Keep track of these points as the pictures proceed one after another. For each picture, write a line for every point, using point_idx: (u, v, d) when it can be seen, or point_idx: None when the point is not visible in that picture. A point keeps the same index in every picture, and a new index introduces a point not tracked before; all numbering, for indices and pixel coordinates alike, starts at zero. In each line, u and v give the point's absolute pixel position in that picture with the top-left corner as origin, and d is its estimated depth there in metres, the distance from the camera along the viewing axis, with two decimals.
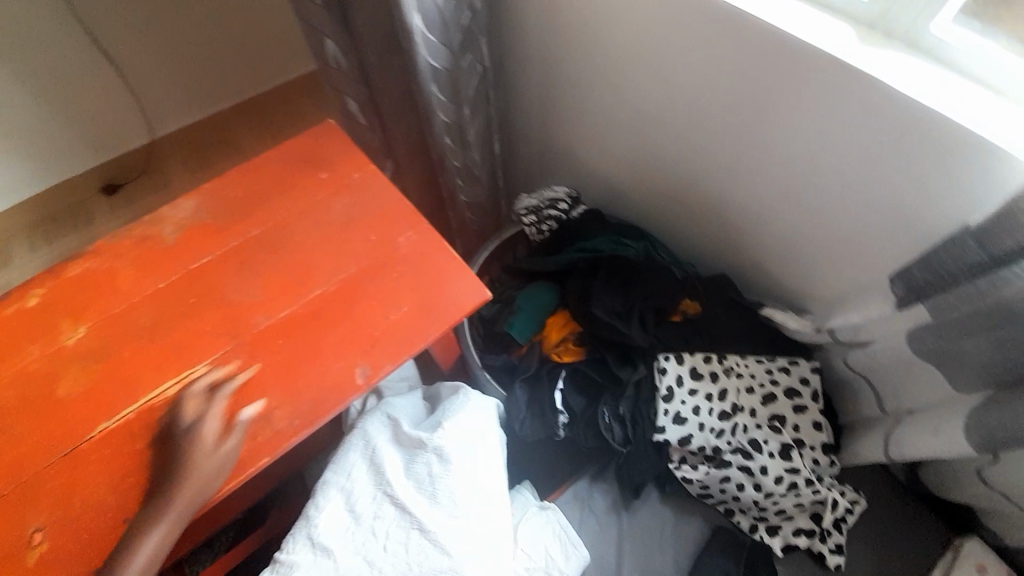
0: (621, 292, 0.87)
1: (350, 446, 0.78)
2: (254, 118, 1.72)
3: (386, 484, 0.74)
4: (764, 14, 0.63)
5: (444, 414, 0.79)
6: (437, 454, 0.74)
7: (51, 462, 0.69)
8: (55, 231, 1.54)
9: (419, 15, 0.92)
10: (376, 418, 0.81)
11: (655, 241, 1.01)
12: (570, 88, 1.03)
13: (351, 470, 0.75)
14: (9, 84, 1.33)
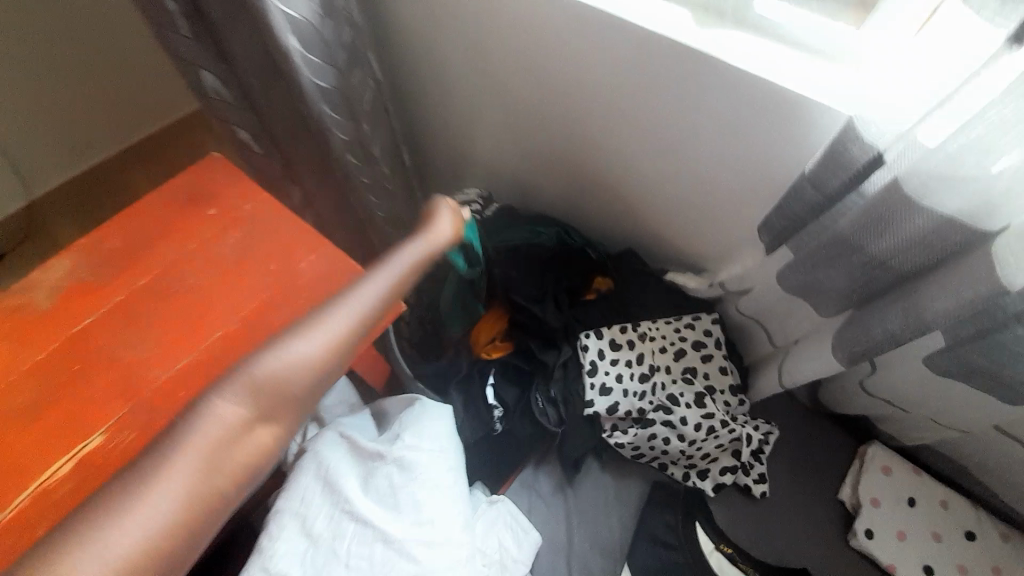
0: (536, 279, 0.92)
1: (303, 470, 0.77)
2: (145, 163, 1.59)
3: (345, 501, 0.75)
4: (609, 7, 0.68)
5: (402, 426, 0.80)
6: (399, 464, 0.76)
7: None
8: None
9: (293, 35, 0.90)
10: (326, 437, 0.80)
11: (565, 224, 1.05)
12: (461, 91, 1.04)
13: (307, 495, 0.75)
14: None
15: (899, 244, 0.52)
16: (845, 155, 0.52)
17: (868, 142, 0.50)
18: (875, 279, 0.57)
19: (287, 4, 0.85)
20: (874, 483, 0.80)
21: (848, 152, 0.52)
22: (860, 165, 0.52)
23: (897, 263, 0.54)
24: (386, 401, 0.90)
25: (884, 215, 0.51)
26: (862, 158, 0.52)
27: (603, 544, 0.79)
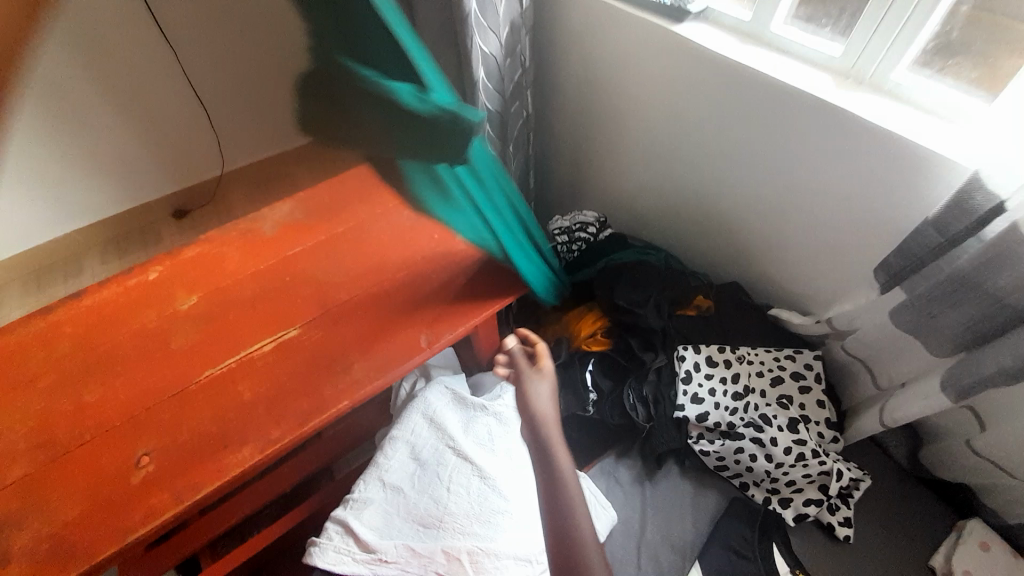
0: (639, 288, 1.00)
1: (412, 411, 0.92)
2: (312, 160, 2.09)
3: (449, 439, 0.88)
4: (760, 66, 0.82)
5: (502, 390, 0.96)
6: (497, 417, 0.91)
7: (160, 400, 0.79)
8: (127, 248, 1.83)
9: (482, 68, 1.14)
10: (434, 388, 0.96)
11: (671, 253, 1.16)
12: (601, 131, 1.23)
13: (415, 428, 0.90)
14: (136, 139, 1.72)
15: (1019, 282, 0.59)
16: (970, 203, 0.61)
17: (991, 191, 0.60)
18: (993, 317, 0.63)
19: (485, 43, 1.10)
20: (970, 557, 0.76)
21: (972, 199, 0.61)
22: (983, 211, 0.61)
23: (1014, 301, 0.60)
24: (482, 375, 1.06)
25: (1003, 255, 0.59)
26: (985, 206, 0.60)
27: (674, 539, 0.82)
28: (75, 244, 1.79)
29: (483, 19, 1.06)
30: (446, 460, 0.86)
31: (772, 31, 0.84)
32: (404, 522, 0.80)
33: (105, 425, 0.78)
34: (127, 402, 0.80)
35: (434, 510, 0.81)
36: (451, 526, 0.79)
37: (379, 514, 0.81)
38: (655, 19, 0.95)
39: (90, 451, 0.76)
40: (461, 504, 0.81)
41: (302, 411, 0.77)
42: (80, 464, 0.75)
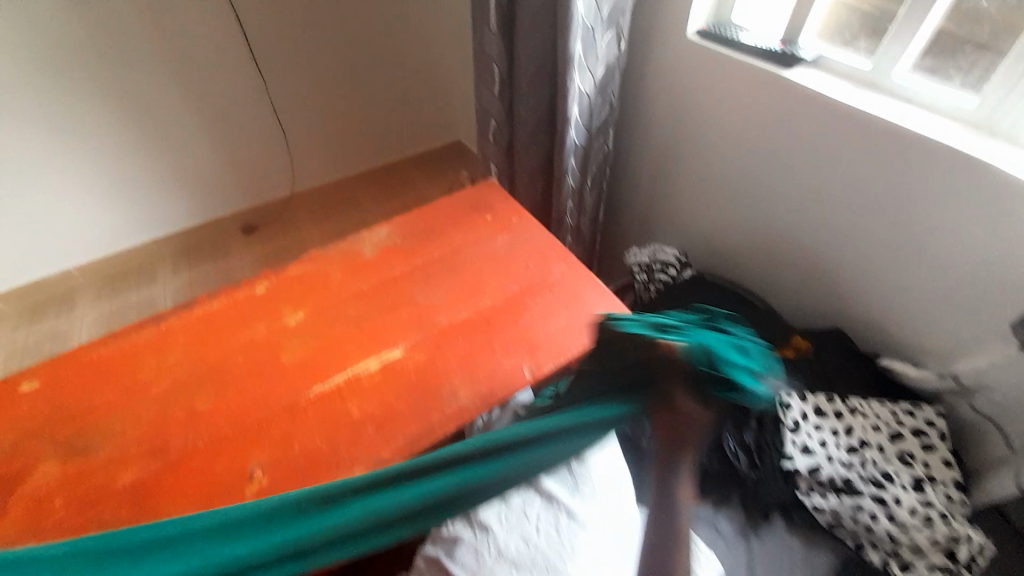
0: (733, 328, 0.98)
1: None
2: (372, 185, 2.43)
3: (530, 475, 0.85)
4: (880, 113, 0.85)
5: None
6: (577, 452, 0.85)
7: (273, 411, 0.81)
8: (197, 259, 2.13)
9: (575, 106, 1.19)
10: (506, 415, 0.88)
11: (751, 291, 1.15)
12: (685, 170, 1.25)
13: None
14: (221, 159, 2.06)
15: None
16: None
17: None
18: None
19: (582, 82, 1.15)
20: None
21: None
22: None
23: None
24: None
25: None
26: None
27: None
28: (152, 252, 2.11)
29: (585, 60, 1.12)
30: (531, 498, 0.83)
31: (891, 79, 0.88)
32: (494, 561, 0.77)
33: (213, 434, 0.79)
34: (237, 412, 0.81)
35: (524, 549, 0.78)
36: (543, 566, 0.76)
37: (469, 553, 0.78)
38: (764, 64, 0.98)
39: (200, 461, 0.76)
40: (552, 544, 0.78)
41: (410, 435, 0.78)
42: (192, 469, 0.75)
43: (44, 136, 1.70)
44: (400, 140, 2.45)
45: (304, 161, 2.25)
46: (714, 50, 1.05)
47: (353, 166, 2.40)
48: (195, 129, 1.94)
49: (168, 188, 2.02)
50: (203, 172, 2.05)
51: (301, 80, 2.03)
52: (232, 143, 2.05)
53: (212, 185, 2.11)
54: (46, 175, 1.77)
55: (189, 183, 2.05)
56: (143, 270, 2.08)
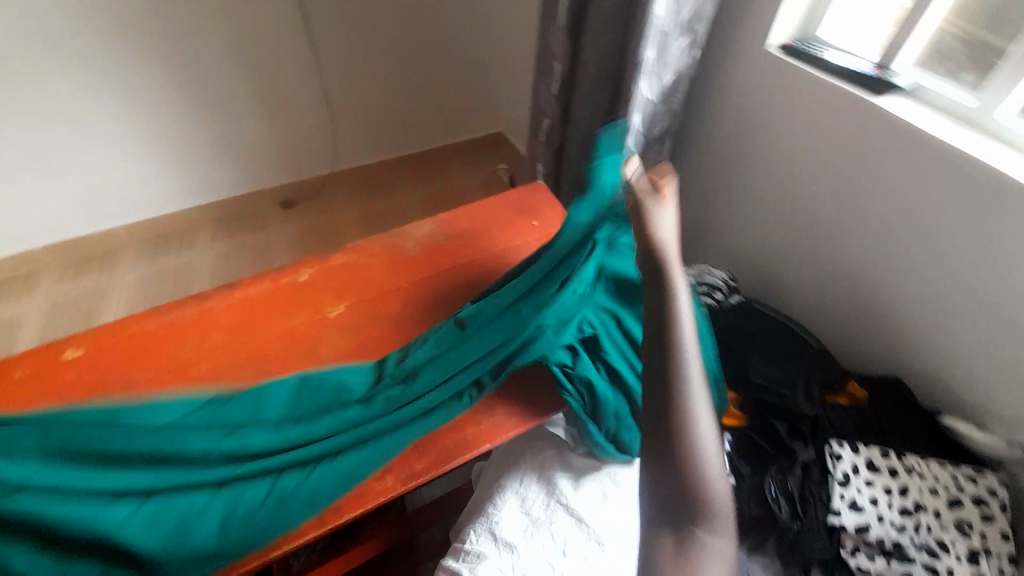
0: (781, 364, 0.97)
1: (524, 462, 0.88)
2: (412, 170, 2.43)
3: (559, 494, 0.83)
4: (981, 155, 0.79)
5: None
6: (611, 475, 0.84)
7: None
8: (236, 229, 2.16)
9: (639, 114, 1.13)
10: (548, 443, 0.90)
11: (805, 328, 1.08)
12: (744, 191, 1.19)
13: (523, 478, 0.86)
14: (269, 132, 2.08)
15: None
16: None
17: None
18: None
19: (649, 89, 1.10)
20: None
21: None
22: None
23: None
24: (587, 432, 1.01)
25: None
26: None
27: None
28: (193, 218, 2.15)
29: (655, 66, 1.07)
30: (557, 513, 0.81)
31: (995, 119, 0.82)
32: None
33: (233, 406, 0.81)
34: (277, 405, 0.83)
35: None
36: None
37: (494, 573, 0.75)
38: (854, 88, 0.92)
39: None
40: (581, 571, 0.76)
41: (443, 448, 0.79)
42: None
43: (103, 96, 1.74)
44: (444, 126, 2.42)
45: (347, 140, 2.25)
46: (796, 67, 0.99)
47: (395, 149, 2.38)
48: (246, 100, 1.96)
49: (216, 156, 2.05)
50: (250, 143, 2.08)
51: (352, 59, 2.02)
52: (281, 117, 2.06)
53: (256, 157, 2.13)
54: (103, 135, 1.82)
55: (235, 153, 2.08)
56: (184, 235, 2.13)
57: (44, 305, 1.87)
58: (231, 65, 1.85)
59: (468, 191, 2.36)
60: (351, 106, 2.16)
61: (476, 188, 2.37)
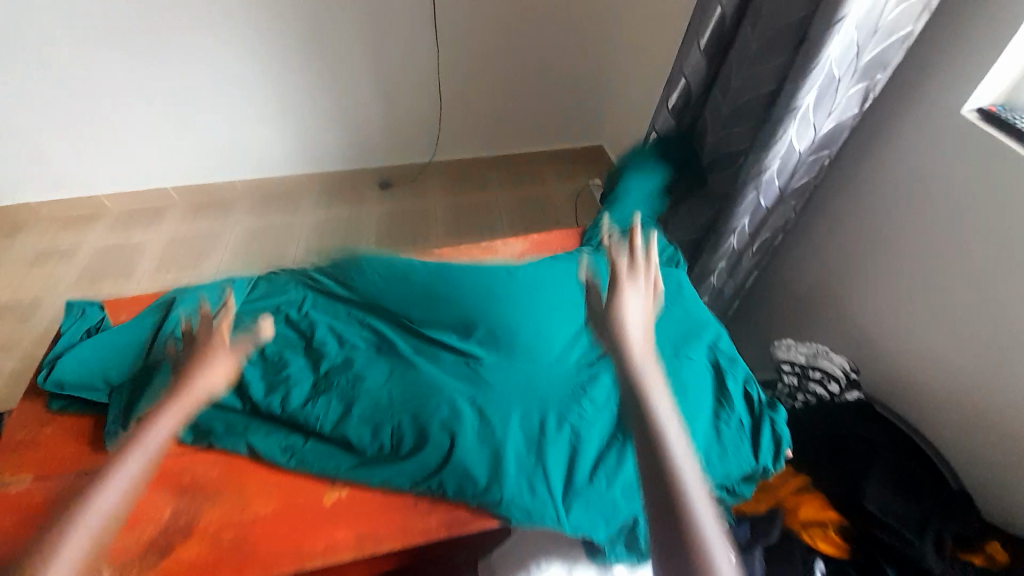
0: (901, 496, 0.84)
1: None
2: (507, 171, 2.40)
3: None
4: None
5: None
6: None
7: None
8: (336, 202, 2.27)
9: (778, 161, 0.99)
10: None
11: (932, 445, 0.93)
12: (889, 269, 1.01)
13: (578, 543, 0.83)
14: (382, 114, 2.15)
15: None
16: None
17: None
18: None
19: (798, 137, 0.96)
20: None
21: None
22: None
23: None
24: None
25: None
26: None
27: None
28: (300, 185, 2.28)
29: (812, 112, 0.93)
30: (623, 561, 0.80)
31: None
32: None
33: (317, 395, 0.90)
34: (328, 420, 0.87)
35: None
36: None
37: None
38: None
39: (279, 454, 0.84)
40: None
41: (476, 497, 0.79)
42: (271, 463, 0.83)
43: (247, 62, 1.90)
44: (547, 131, 2.36)
45: (450, 132, 2.27)
46: (995, 138, 0.81)
47: (493, 148, 2.37)
48: (365, 81, 2.04)
49: (329, 130, 2.15)
50: (362, 123, 2.16)
51: (472, 53, 2.04)
52: (396, 103, 2.13)
53: (365, 136, 2.21)
54: (240, 98, 1.99)
55: (346, 130, 2.17)
56: (289, 197, 2.27)
57: (164, 240, 2.08)
58: (359, 48, 1.94)
59: (557, 201, 2.28)
60: (461, 100, 2.17)
61: (566, 199, 2.29)
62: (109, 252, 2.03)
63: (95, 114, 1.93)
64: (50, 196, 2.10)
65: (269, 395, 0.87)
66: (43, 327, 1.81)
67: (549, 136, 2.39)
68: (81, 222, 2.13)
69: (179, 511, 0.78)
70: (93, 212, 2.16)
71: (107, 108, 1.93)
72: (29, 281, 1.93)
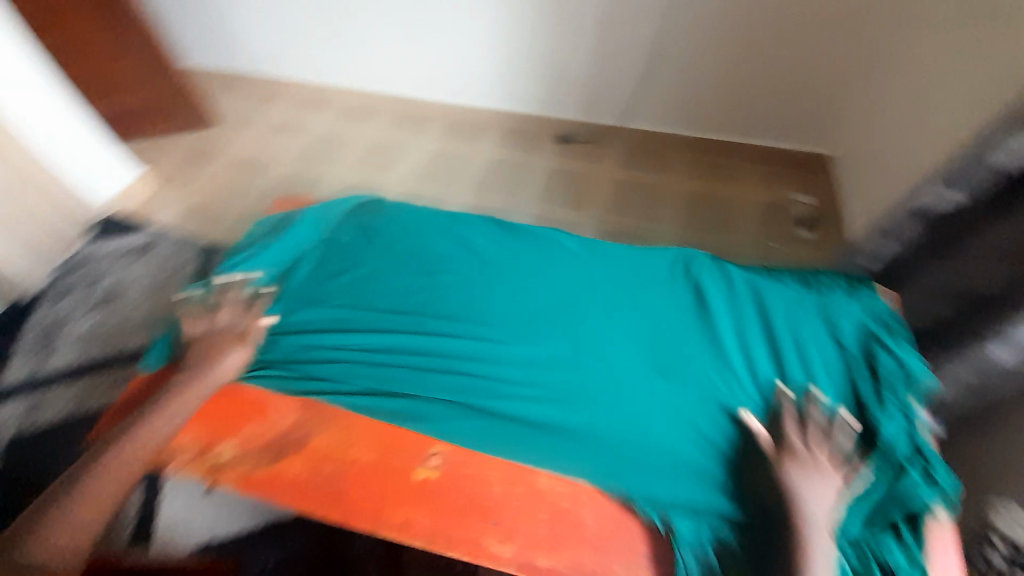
0: None
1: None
2: (704, 160, 2.42)
3: None
4: None
5: None
6: None
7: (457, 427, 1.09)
8: (532, 143, 2.57)
9: None
10: None
11: None
12: None
13: None
14: (599, 68, 2.31)
15: None
16: None
17: None
18: None
19: None
20: None
21: None
22: None
23: None
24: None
25: None
26: None
27: None
28: (461, 100, 2.64)
29: None
30: None
31: None
32: None
33: (392, 340, 1.21)
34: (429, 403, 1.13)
35: None
36: None
37: None
38: None
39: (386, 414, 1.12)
40: None
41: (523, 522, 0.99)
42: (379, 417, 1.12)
43: None
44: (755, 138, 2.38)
45: (659, 109, 2.40)
46: None
47: (694, 143, 2.44)
48: (589, 20, 2.15)
49: (553, 85, 2.45)
50: (573, 63, 2.31)
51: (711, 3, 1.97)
52: (610, 44, 2.20)
53: (582, 104, 2.49)
54: (479, 16, 2.26)
55: (569, 95, 2.47)
56: (476, 125, 2.65)
57: (368, 138, 2.64)
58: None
59: (740, 209, 2.24)
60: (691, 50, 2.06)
61: (751, 211, 2.24)
62: (322, 136, 2.68)
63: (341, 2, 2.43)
64: (306, 76, 2.82)
65: (355, 326, 1.24)
66: (252, 148, 2.68)
67: (831, 63, 2.10)
68: (358, 113, 2.75)
69: (294, 428, 1.12)
70: (313, 89, 2.86)
71: (378, 18, 2.40)
72: (256, 136, 2.73)
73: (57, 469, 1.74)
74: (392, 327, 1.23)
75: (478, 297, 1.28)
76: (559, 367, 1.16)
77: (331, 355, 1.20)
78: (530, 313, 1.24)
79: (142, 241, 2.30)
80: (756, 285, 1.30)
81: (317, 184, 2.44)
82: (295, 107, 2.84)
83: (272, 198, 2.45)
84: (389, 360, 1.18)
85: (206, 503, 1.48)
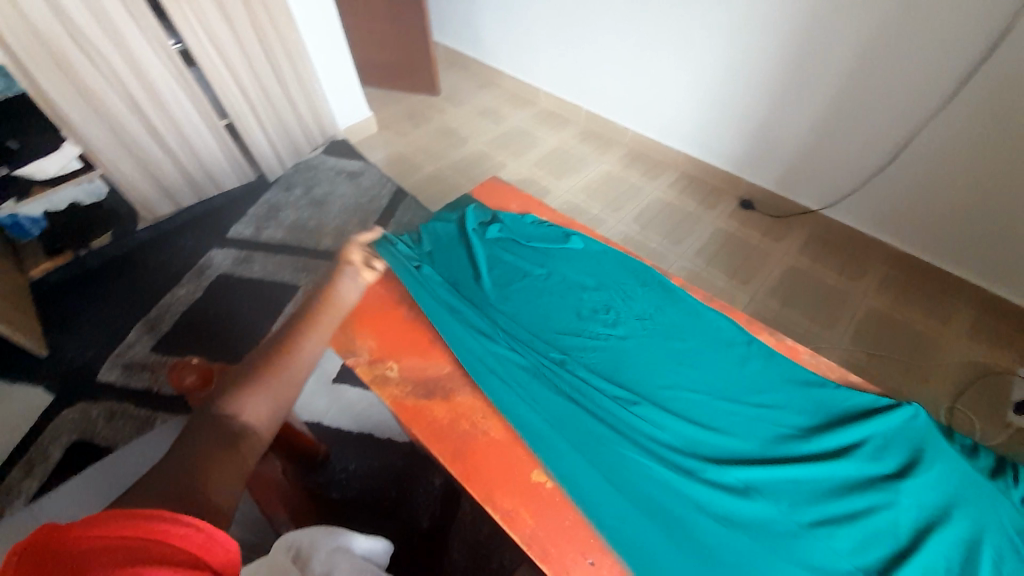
0: None
1: None
2: (895, 278, 2.12)
3: None
4: None
5: None
6: None
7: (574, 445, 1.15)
8: (707, 195, 2.51)
9: None
10: None
11: None
12: None
13: None
14: (808, 152, 2.15)
15: None
16: None
17: None
18: None
19: None
20: None
21: None
22: None
23: None
24: None
25: None
26: None
27: None
28: (653, 140, 2.67)
29: None
30: None
31: None
32: None
33: (541, 366, 1.29)
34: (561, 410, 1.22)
35: None
36: None
37: None
38: None
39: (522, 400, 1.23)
40: None
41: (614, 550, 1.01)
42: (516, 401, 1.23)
43: (727, 40, 2.09)
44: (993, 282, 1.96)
45: (860, 211, 2.14)
46: None
47: (904, 261, 2.13)
48: (814, 102, 2.01)
49: (750, 154, 2.34)
50: (783, 137, 2.18)
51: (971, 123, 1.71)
52: (831, 128, 2.02)
53: (777, 181, 2.33)
54: (697, 69, 2.25)
55: (763, 167, 2.33)
56: (657, 165, 2.68)
57: (554, 145, 2.84)
58: (844, 67, 1.86)
59: (936, 356, 1.90)
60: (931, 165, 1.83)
61: (951, 363, 1.88)
62: (517, 131, 2.95)
63: (571, 20, 2.60)
64: (522, 76, 3.12)
65: (512, 337, 1.36)
66: (459, 120, 3.06)
67: None
68: (555, 120, 3.00)
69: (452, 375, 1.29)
70: (524, 91, 3.16)
71: (602, 43, 2.54)
72: (464, 113, 3.11)
73: (236, 316, 2.16)
74: (544, 354, 1.32)
75: (631, 361, 1.30)
76: (692, 462, 1.11)
77: (484, 352, 1.32)
78: (679, 397, 1.22)
79: (355, 166, 2.76)
80: (968, 478, 1.08)
81: (500, 169, 2.73)
82: (501, 99, 3.19)
83: (459, 166, 2.77)
84: (534, 380, 1.26)
85: (328, 394, 1.75)
